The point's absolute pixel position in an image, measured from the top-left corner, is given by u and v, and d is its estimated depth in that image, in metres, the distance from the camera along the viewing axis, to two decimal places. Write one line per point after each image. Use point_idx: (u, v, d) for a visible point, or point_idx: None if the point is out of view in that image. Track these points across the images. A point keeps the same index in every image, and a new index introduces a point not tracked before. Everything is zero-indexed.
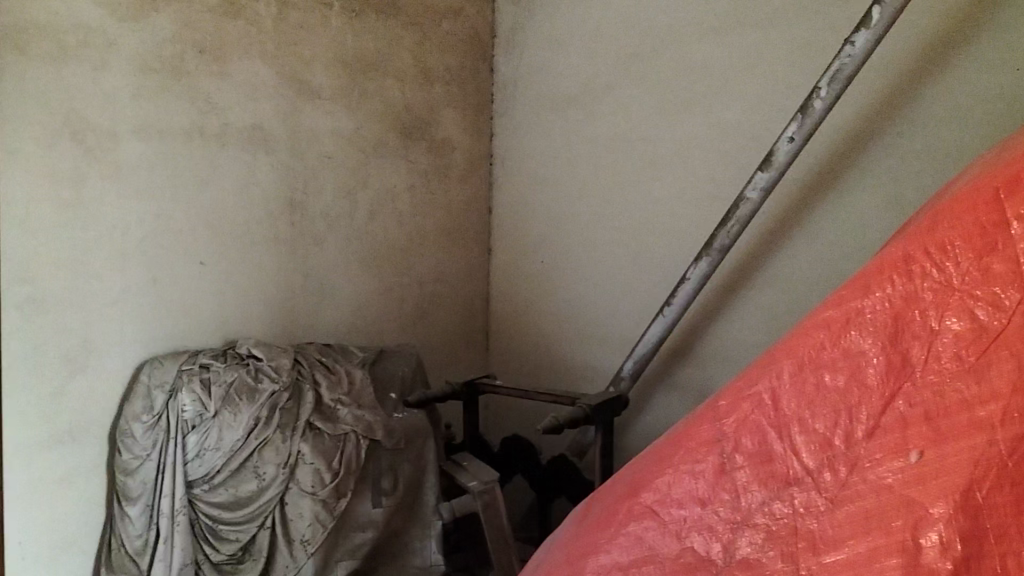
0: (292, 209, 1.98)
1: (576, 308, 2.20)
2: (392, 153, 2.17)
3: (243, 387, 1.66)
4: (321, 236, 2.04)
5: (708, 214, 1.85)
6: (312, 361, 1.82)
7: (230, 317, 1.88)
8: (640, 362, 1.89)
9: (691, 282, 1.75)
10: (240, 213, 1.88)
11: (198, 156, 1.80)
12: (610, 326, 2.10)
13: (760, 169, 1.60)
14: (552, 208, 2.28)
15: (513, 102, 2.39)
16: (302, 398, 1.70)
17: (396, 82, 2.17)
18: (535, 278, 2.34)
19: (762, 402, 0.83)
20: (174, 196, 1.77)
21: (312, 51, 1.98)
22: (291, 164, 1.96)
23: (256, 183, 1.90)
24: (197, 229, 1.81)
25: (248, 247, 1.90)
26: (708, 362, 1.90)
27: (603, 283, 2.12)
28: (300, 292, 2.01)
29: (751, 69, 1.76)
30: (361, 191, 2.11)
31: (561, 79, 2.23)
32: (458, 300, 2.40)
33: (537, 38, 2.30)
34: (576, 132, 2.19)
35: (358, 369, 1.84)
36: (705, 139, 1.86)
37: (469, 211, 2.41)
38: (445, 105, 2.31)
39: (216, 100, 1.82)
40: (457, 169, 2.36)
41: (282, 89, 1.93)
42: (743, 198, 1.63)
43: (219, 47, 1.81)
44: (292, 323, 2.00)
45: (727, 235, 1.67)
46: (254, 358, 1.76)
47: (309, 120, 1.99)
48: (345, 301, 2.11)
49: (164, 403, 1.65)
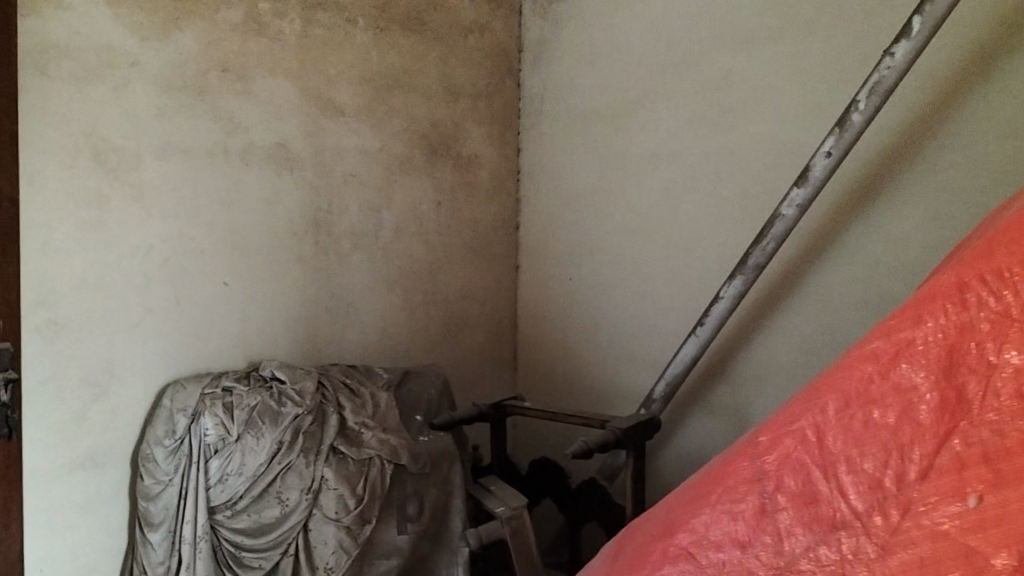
0: (316, 228, 1.95)
1: (606, 327, 2.16)
2: (418, 169, 2.14)
3: (266, 411, 1.63)
4: (346, 255, 2.01)
5: (742, 231, 1.80)
6: (336, 384, 1.78)
7: (254, 338, 1.85)
8: (672, 384, 1.84)
9: (724, 301, 1.70)
10: (265, 233, 1.86)
11: (222, 175, 1.78)
12: (641, 346, 2.05)
13: (796, 185, 1.55)
14: (581, 225, 2.23)
15: (541, 117, 2.35)
16: (326, 422, 1.66)
17: (422, 99, 2.14)
18: (564, 295, 2.29)
19: (806, 438, 0.78)
20: (197, 216, 1.75)
21: (336, 68, 1.96)
22: (316, 182, 1.94)
23: (280, 202, 1.88)
24: (220, 249, 1.79)
25: (272, 267, 1.88)
26: (743, 383, 1.85)
27: (634, 301, 2.07)
28: (325, 312, 1.98)
29: (785, 82, 1.71)
30: (387, 209, 2.08)
31: (590, 93, 2.19)
32: (485, 319, 2.36)
33: (565, 52, 2.26)
34: (605, 146, 2.15)
35: (383, 392, 1.80)
36: (738, 154, 1.81)
37: (496, 227, 2.37)
38: (472, 121, 2.27)
39: (240, 118, 1.80)
40: (485, 185, 2.33)
41: (307, 107, 1.91)
42: (778, 215, 1.58)
43: (243, 65, 1.79)
44: (317, 344, 1.97)
45: (762, 253, 1.62)
46: (278, 381, 1.73)
47: (334, 137, 1.96)
48: (371, 320, 2.08)
49: (185, 427, 1.62)
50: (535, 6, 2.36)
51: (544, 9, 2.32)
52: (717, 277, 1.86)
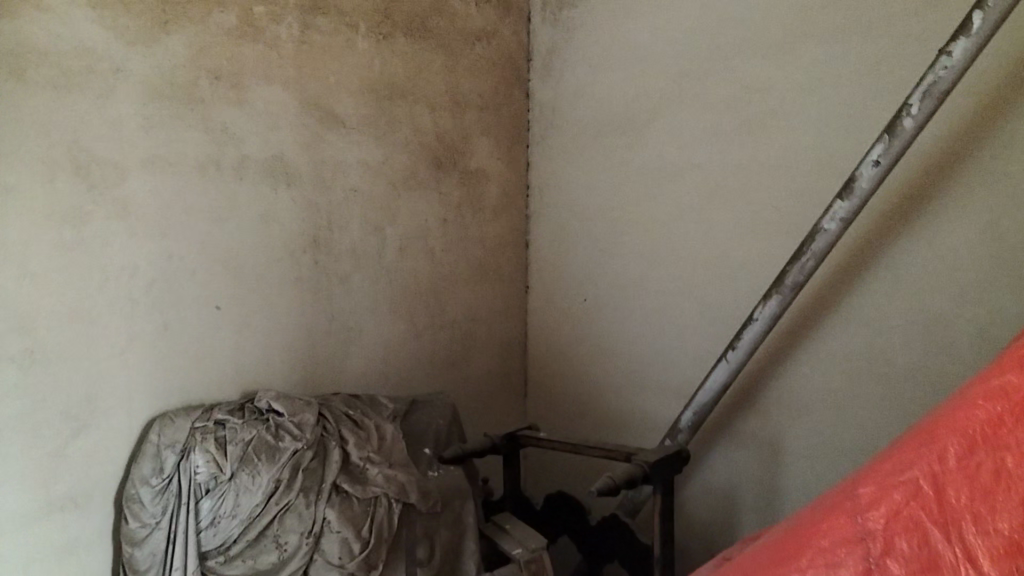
0: (316, 246, 1.81)
1: (625, 351, 2.03)
2: (423, 184, 2.02)
3: (262, 446, 1.49)
4: (348, 275, 1.88)
5: (774, 247, 1.68)
6: (338, 416, 1.64)
7: (249, 366, 1.72)
8: (700, 412, 1.71)
9: (758, 323, 1.57)
10: (260, 252, 1.73)
11: (214, 191, 1.65)
12: (664, 371, 1.93)
13: (839, 198, 1.43)
14: (596, 242, 2.11)
15: (552, 129, 2.23)
16: (328, 457, 1.52)
17: (427, 109, 2.02)
18: (579, 317, 2.17)
19: (920, 492, 0.65)
20: (187, 235, 1.62)
21: (337, 75, 1.83)
22: (315, 198, 1.81)
23: (277, 219, 1.75)
24: (212, 270, 1.66)
25: (267, 289, 1.74)
26: (778, 410, 1.72)
27: (656, 323, 1.95)
28: (327, 337, 1.85)
29: (820, 86, 1.59)
30: (391, 225, 1.95)
31: (605, 102, 2.07)
32: (494, 343, 2.23)
33: (577, 60, 2.15)
34: (621, 159, 2.03)
35: (389, 423, 1.67)
36: (769, 165, 1.69)
37: (505, 246, 2.25)
38: (479, 133, 2.15)
39: (233, 129, 1.67)
40: (493, 201, 2.20)
41: (305, 117, 1.78)
42: (819, 229, 1.45)
43: (237, 72, 1.67)
44: (318, 371, 1.83)
45: (801, 270, 1.49)
46: (274, 412, 1.59)
47: (334, 150, 1.83)
48: (374, 345, 1.94)
49: (174, 464, 1.49)
50: (545, 13, 2.24)
51: (555, 15, 2.21)
52: (748, 296, 1.73)
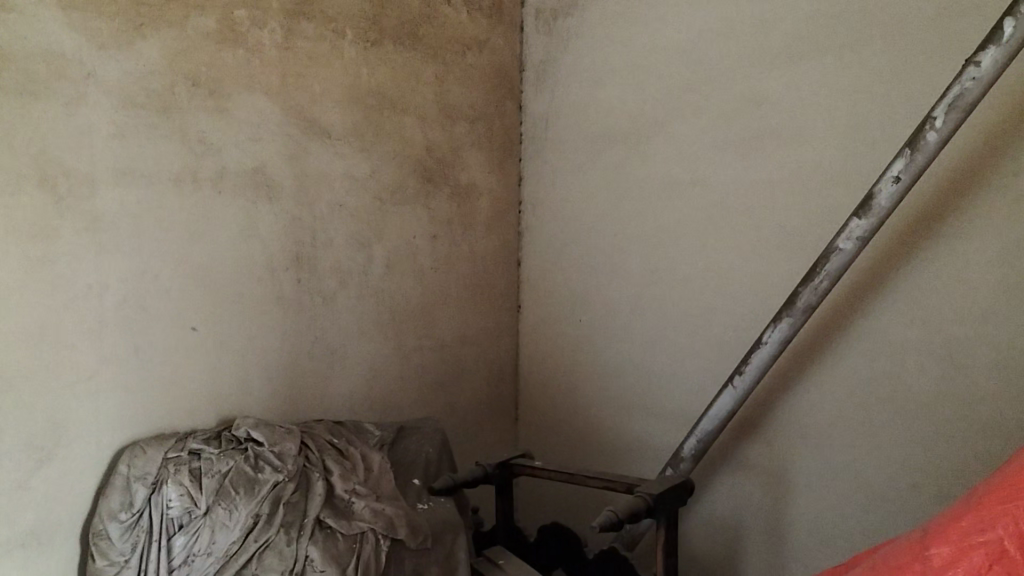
0: (298, 264, 1.72)
1: (623, 374, 1.94)
2: (412, 199, 1.92)
3: (240, 479, 1.39)
4: (333, 294, 1.78)
5: (782, 267, 1.60)
6: (322, 445, 1.54)
7: (226, 392, 1.61)
8: (705, 440, 1.62)
9: (767, 347, 1.49)
10: (239, 270, 1.63)
11: (190, 205, 1.55)
12: (664, 395, 1.84)
13: (855, 216, 1.35)
14: (592, 260, 2.02)
15: (545, 143, 2.15)
16: (311, 490, 1.43)
17: (416, 121, 1.93)
18: (573, 338, 2.08)
19: (1005, 553, 0.56)
20: (161, 252, 1.51)
21: (321, 84, 1.74)
22: (298, 213, 1.71)
23: (257, 235, 1.65)
24: (187, 289, 1.55)
25: (246, 310, 1.64)
26: (787, 438, 1.64)
27: (656, 346, 1.86)
28: (309, 360, 1.75)
29: (830, 98, 1.51)
30: (377, 242, 1.86)
31: (601, 115, 1.99)
32: (485, 365, 2.14)
33: (572, 71, 2.07)
34: (619, 174, 1.95)
35: (376, 453, 1.57)
36: (776, 181, 1.61)
37: (495, 264, 2.16)
38: (469, 146, 2.06)
39: (212, 140, 1.57)
40: (484, 217, 2.11)
41: (287, 127, 1.68)
42: (834, 249, 1.37)
43: (216, 79, 1.57)
44: (300, 396, 1.73)
45: (814, 292, 1.41)
46: (253, 442, 1.49)
47: (319, 162, 1.74)
48: (360, 369, 1.84)
49: (145, 498, 1.39)
50: (539, 22, 2.16)
51: (549, 24, 2.13)
52: (755, 318, 1.65)
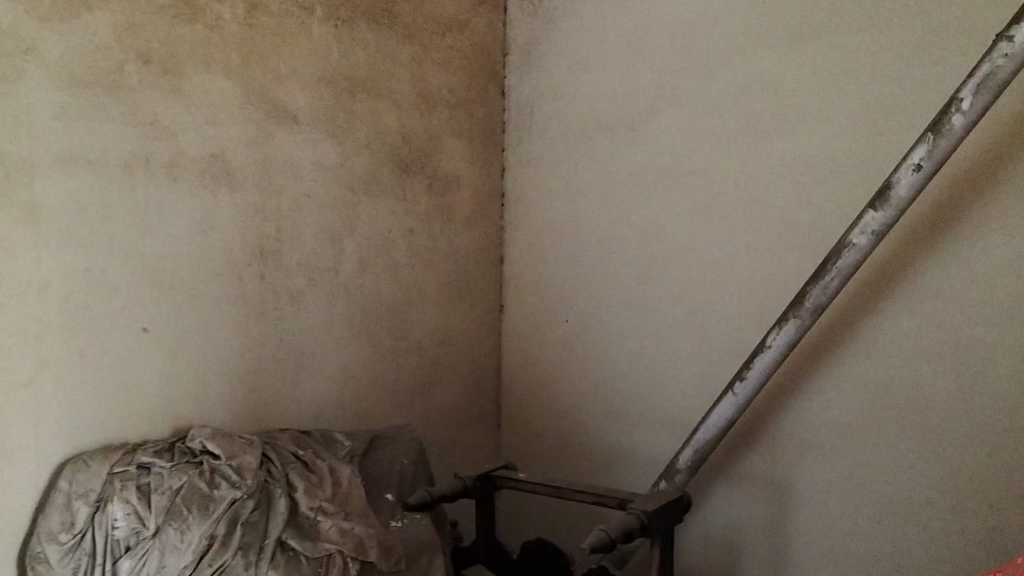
0: (262, 259, 1.58)
1: (614, 378, 1.82)
2: (387, 190, 1.79)
3: (193, 496, 1.25)
4: (300, 292, 1.65)
5: (786, 263, 1.48)
6: (286, 458, 1.41)
7: (182, 399, 1.48)
8: (702, 451, 1.49)
9: (771, 351, 1.36)
10: (198, 266, 1.49)
11: (142, 194, 1.41)
12: (658, 401, 1.72)
13: (870, 208, 1.23)
14: (580, 257, 1.90)
15: (530, 131, 2.02)
16: (272, 508, 1.29)
17: (392, 107, 1.80)
18: (560, 339, 1.95)
19: None
20: (109, 246, 1.38)
21: (288, 64, 1.61)
22: (262, 203, 1.58)
23: (216, 227, 1.51)
24: (138, 287, 1.42)
25: (205, 310, 1.50)
26: (792, 448, 1.52)
27: (649, 348, 1.74)
28: (274, 364, 1.61)
29: (838, 80, 1.40)
30: (349, 236, 1.72)
31: (589, 101, 1.87)
32: (465, 367, 2.01)
33: (560, 55, 1.94)
34: (608, 164, 1.83)
35: (345, 465, 1.44)
36: (778, 170, 1.49)
37: (476, 261, 2.03)
38: (449, 135, 1.93)
39: (166, 123, 1.44)
40: (464, 210, 1.99)
41: (250, 111, 1.55)
42: (847, 244, 1.25)
43: (171, 57, 1.44)
44: (265, 403, 1.60)
45: (823, 291, 1.29)
46: (209, 455, 1.35)
47: (285, 149, 1.61)
48: (331, 372, 1.71)
49: (88, 518, 1.24)
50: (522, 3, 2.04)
51: (534, 5, 2.00)
52: (755, 318, 1.53)
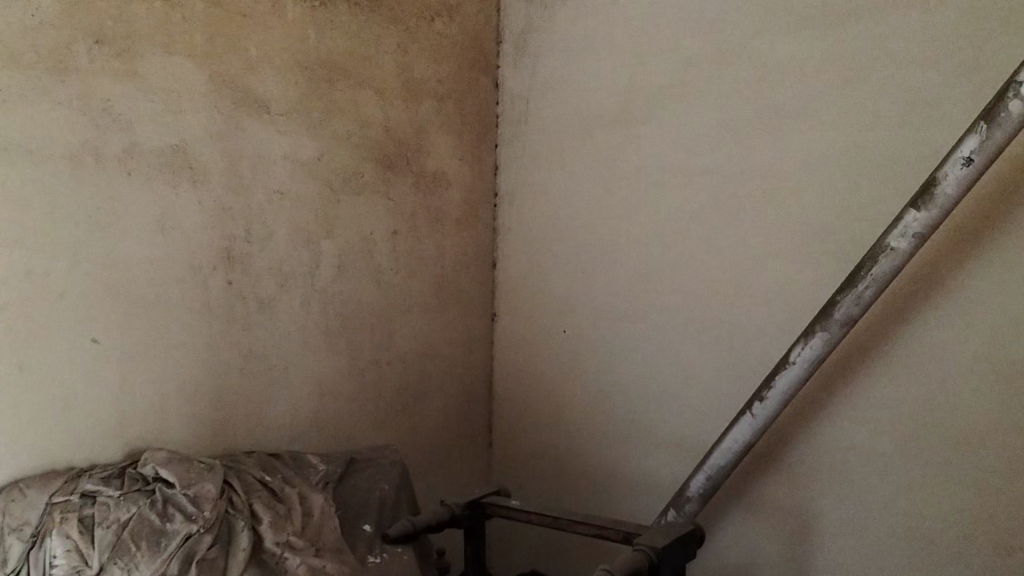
0: (229, 263, 1.43)
1: (617, 394, 1.67)
2: (369, 187, 1.65)
3: (141, 531, 1.09)
4: (271, 299, 1.50)
5: (826, 274, 1.34)
6: (251, 485, 1.25)
7: (137, 419, 1.31)
8: (715, 479, 1.34)
9: (795, 368, 1.22)
10: (156, 270, 1.33)
11: (92, 188, 1.25)
12: (667, 420, 1.58)
13: (912, 208, 1.09)
14: (579, 262, 1.75)
15: (524, 127, 1.88)
16: (234, 544, 1.13)
17: (375, 97, 1.65)
18: (556, 351, 1.81)
19: None
20: (53, 248, 1.21)
21: (259, 47, 1.46)
22: (229, 201, 1.42)
23: (177, 227, 1.35)
24: (88, 293, 1.25)
25: (164, 319, 1.34)
26: (814, 475, 1.37)
27: (657, 362, 1.59)
28: (242, 378, 1.46)
29: (890, 72, 1.27)
30: (327, 238, 1.58)
31: (590, 93, 1.73)
32: (453, 381, 1.86)
33: (557, 43, 1.80)
34: (611, 160, 1.68)
35: (318, 493, 1.28)
36: (815, 169, 1.35)
37: (467, 266, 1.88)
38: (437, 129, 1.79)
39: (120, 110, 1.28)
40: (453, 211, 1.84)
41: (216, 99, 1.40)
42: (885, 249, 1.11)
43: (126, 36, 1.28)
44: (233, 422, 1.44)
45: (856, 302, 1.14)
46: (162, 483, 1.18)
47: (255, 141, 1.46)
48: (305, 387, 1.56)
49: (23, 556, 1.08)
50: None
51: None
52: (788, 332, 1.39)
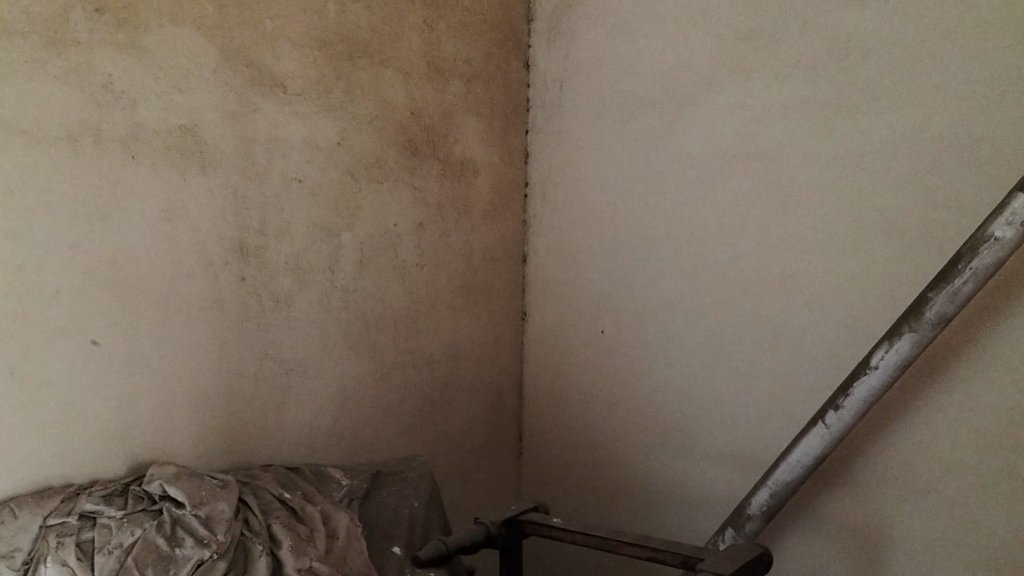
0: (242, 256, 1.30)
1: (662, 400, 1.55)
2: (393, 175, 1.52)
3: (148, 558, 0.96)
4: (289, 297, 1.37)
5: (904, 267, 1.21)
6: (268, 504, 1.12)
7: (141, 430, 1.18)
8: (781, 496, 1.21)
9: (877, 374, 1.09)
10: (160, 265, 1.20)
11: (91, 173, 1.12)
12: (719, 429, 1.45)
13: (1020, 192, 0.96)
14: (618, 257, 1.62)
15: (558, 111, 1.75)
16: (250, 572, 1.00)
17: (399, 77, 1.52)
18: (593, 353, 1.68)
19: None
20: (46, 240, 1.08)
21: (275, 20, 1.33)
22: (243, 188, 1.29)
23: (186, 218, 1.23)
24: (86, 290, 1.12)
25: (171, 318, 1.22)
26: (887, 491, 1.24)
27: (706, 365, 1.47)
28: (257, 383, 1.33)
29: (978, 42, 1.13)
30: (348, 230, 1.45)
31: (630, 73, 1.60)
32: (481, 385, 1.73)
33: (594, 20, 1.67)
34: (654, 146, 1.56)
35: (342, 512, 1.15)
36: (889, 152, 1.23)
37: (496, 261, 1.76)
38: (465, 113, 1.66)
39: (122, 86, 1.15)
40: (481, 202, 1.71)
41: (228, 75, 1.27)
42: (987, 239, 0.98)
43: (128, 4, 1.15)
44: (246, 432, 1.31)
45: (951, 299, 1.01)
46: (171, 503, 1.06)
47: (270, 123, 1.33)
48: (325, 393, 1.43)
49: None
50: None
51: None
52: (859, 332, 1.26)
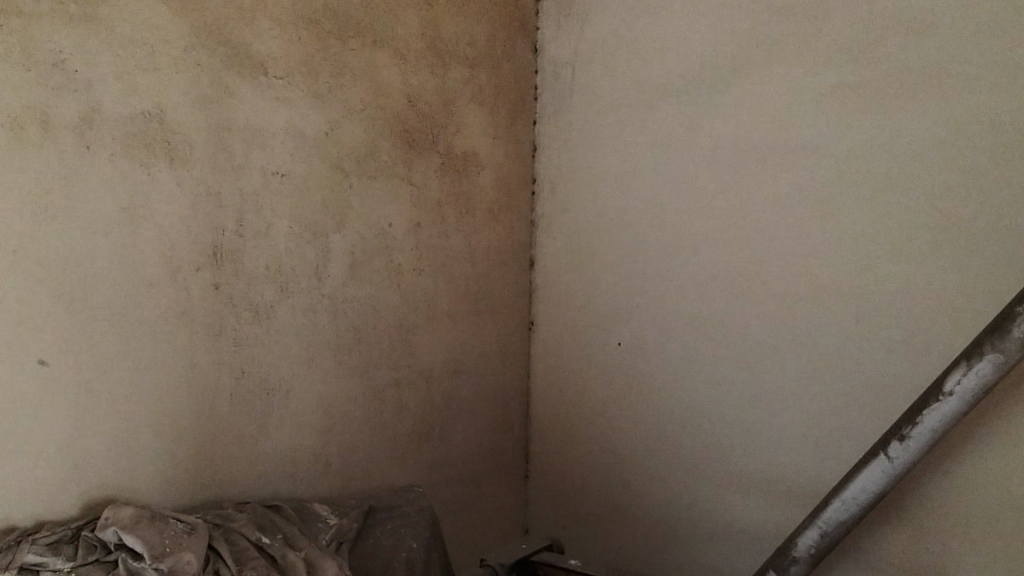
0: (216, 262, 1.14)
1: (686, 420, 1.40)
2: (387, 169, 1.36)
3: None
4: (270, 307, 1.21)
5: (971, 276, 1.07)
6: (243, 553, 0.96)
7: (97, 463, 1.02)
8: (833, 537, 1.05)
9: (952, 402, 0.93)
10: (120, 272, 1.04)
11: (36, 165, 0.95)
12: (753, 454, 1.30)
13: None
14: (637, 262, 1.47)
15: (570, 100, 1.60)
16: None
17: (395, 59, 1.37)
18: (610, 366, 1.53)
19: None
20: None
21: None
22: (216, 184, 1.13)
23: (150, 218, 1.06)
24: (31, 302, 0.96)
25: (132, 332, 1.06)
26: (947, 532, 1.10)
27: (737, 382, 1.32)
28: (234, 405, 1.17)
29: None
30: (338, 231, 1.29)
31: (651, 57, 1.45)
32: (484, 401, 1.58)
33: None
34: (677, 137, 1.40)
35: (330, 559, 1.00)
36: (953, 145, 1.07)
37: (501, 265, 1.61)
38: (467, 101, 1.51)
39: (76, 65, 0.98)
40: (484, 200, 1.56)
41: (201, 54, 1.11)
42: None
43: None
44: (218, 462, 1.15)
45: None
46: (127, 553, 0.90)
47: (249, 109, 1.17)
48: (312, 414, 1.27)
49: None
50: None
51: None
52: (917, 346, 1.12)
